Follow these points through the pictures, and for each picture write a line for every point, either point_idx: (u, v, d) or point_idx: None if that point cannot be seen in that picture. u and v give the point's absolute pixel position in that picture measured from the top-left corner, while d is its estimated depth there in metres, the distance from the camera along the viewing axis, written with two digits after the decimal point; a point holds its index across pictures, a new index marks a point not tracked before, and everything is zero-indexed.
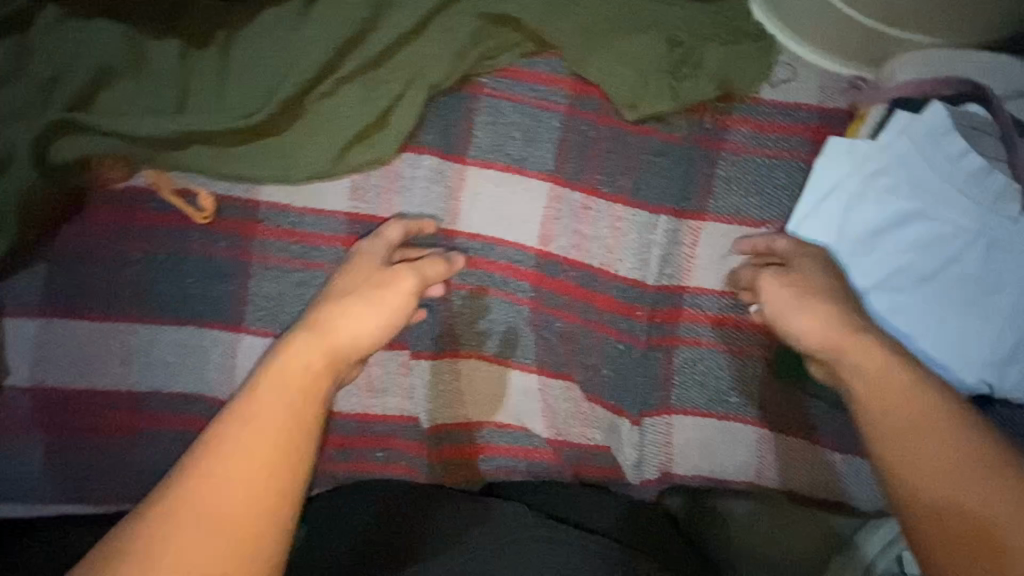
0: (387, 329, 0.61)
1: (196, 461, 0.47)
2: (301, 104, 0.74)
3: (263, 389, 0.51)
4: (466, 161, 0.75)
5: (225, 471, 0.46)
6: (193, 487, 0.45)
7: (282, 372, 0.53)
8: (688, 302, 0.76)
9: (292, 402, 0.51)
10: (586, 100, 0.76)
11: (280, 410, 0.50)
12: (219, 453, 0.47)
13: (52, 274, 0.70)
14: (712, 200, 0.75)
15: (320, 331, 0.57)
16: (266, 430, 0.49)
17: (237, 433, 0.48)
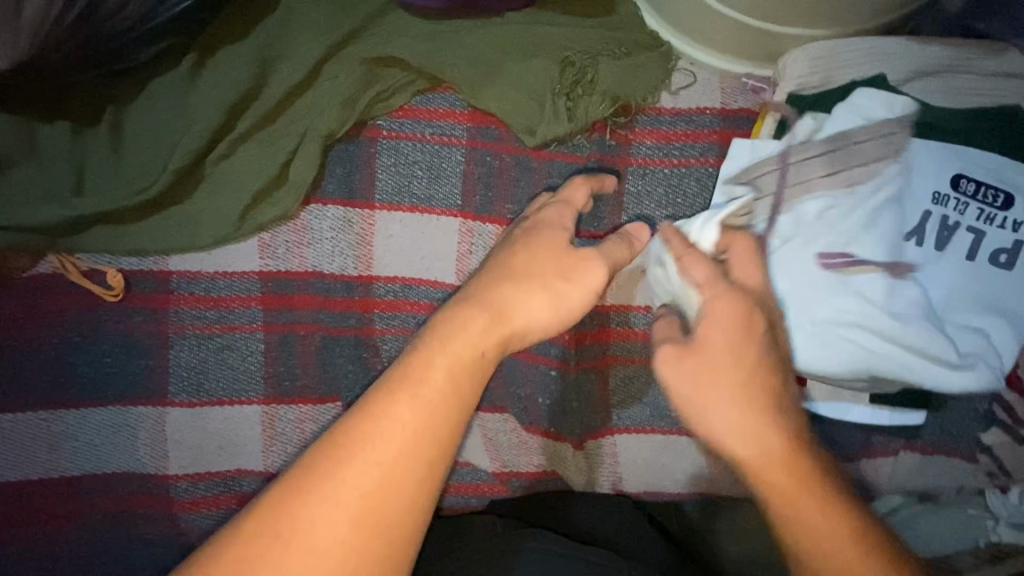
0: (558, 320, 0.56)
1: (371, 445, 0.44)
2: (200, 169, 0.74)
3: (427, 368, 0.48)
4: (372, 206, 0.75)
5: (415, 458, 0.44)
6: (375, 472, 0.43)
7: (458, 351, 0.49)
8: (614, 322, 0.75)
9: (442, 385, 0.47)
10: (485, 130, 0.75)
11: (440, 399, 0.46)
12: (396, 435, 0.44)
13: None
14: (625, 215, 0.74)
15: (501, 313, 0.53)
16: (433, 404, 0.46)
17: (427, 423, 0.45)
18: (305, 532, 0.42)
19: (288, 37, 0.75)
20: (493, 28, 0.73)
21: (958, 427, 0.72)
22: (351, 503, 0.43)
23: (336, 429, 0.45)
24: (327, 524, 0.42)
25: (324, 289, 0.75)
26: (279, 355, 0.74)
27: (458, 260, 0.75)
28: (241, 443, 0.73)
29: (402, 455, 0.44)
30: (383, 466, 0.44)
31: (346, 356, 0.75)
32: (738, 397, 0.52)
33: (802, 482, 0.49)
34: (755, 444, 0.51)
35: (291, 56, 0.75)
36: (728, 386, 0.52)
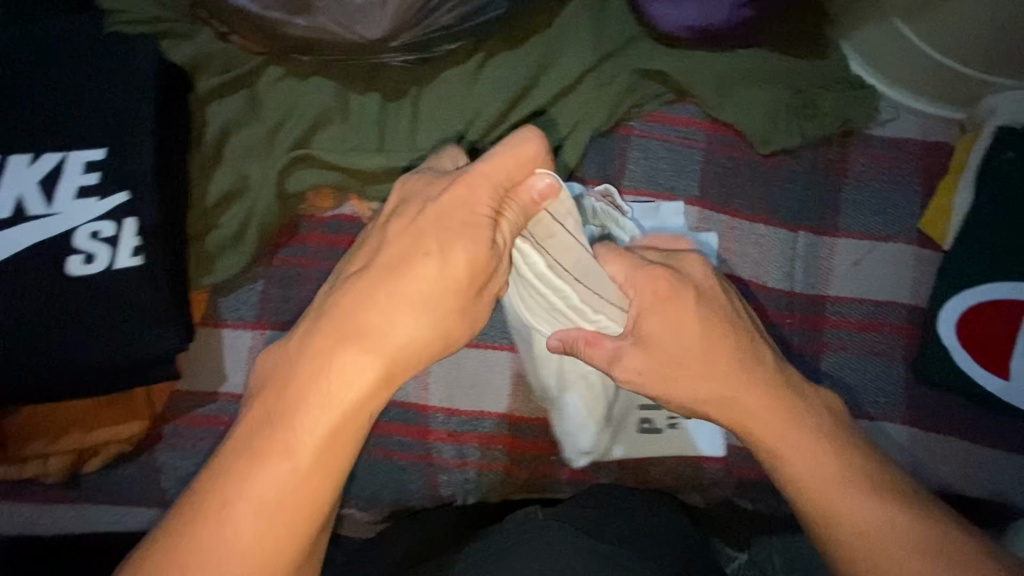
0: (453, 295, 0.54)
1: (241, 480, 0.46)
2: (481, 145, 0.86)
3: (297, 415, 0.48)
4: (621, 190, 0.86)
5: (310, 478, 0.47)
6: (271, 501, 0.46)
7: (336, 373, 0.49)
8: (830, 310, 0.83)
9: (360, 385, 0.50)
10: (721, 137, 0.88)
11: (365, 402, 0.50)
12: (296, 462, 0.47)
13: (269, 290, 0.79)
14: (840, 219, 0.85)
15: (375, 342, 0.51)
16: (334, 426, 0.48)
17: (325, 438, 0.48)
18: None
19: (560, 45, 0.89)
20: (735, 56, 0.87)
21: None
22: (261, 527, 0.45)
23: (210, 473, 0.47)
24: (243, 549, 0.44)
25: None
26: None
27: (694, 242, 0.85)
28: (492, 384, 0.80)
29: (274, 484, 0.46)
30: (310, 476, 0.47)
31: None
32: (717, 383, 0.61)
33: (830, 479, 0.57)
34: (778, 439, 0.60)
35: (563, 59, 0.88)
36: (737, 385, 0.61)
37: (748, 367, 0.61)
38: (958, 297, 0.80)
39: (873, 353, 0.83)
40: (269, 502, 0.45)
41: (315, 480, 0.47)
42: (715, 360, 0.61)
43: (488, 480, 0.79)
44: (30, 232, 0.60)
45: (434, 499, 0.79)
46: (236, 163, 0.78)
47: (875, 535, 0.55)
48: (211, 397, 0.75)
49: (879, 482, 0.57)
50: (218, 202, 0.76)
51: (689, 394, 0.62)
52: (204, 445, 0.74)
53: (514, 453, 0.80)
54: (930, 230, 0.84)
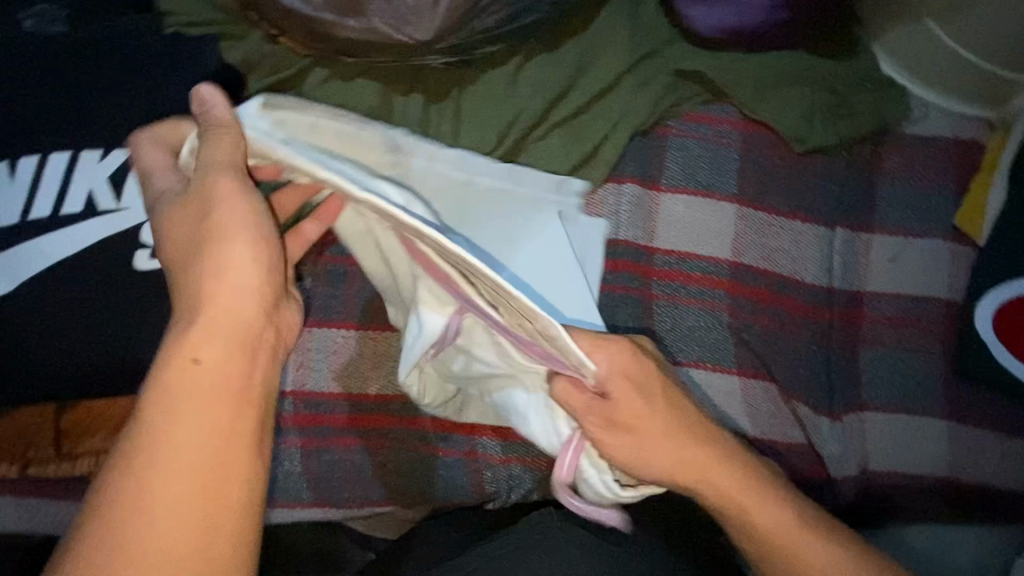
0: (271, 275, 0.57)
1: (167, 412, 0.50)
2: (522, 144, 0.87)
3: (196, 344, 0.53)
4: (659, 188, 0.88)
5: (230, 379, 0.53)
6: (168, 434, 0.50)
7: (195, 347, 0.52)
8: (867, 306, 0.85)
9: (208, 363, 0.52)
10: (758, 136, 0.89)
11: (214, 380, 0.52)
12: (190, 377, 0.52)
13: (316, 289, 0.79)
14: (875, 216, 0.87)
15: (193, 308, 0.54)
16: (205, 393, 0.52)
17: (232, 350, 0.54)
18: (156, 514, 0.48)
19: (597, 47, 0.91)
20: (769, 57, 0.89)
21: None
22: (173, 457, 0.49)
23: (111, 478, 0.49)
24: (175, 463, 0.49)
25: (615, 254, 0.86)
26: None
27: (733, 239, 0.86)
28: None
29: (201, 402, 0.51)
30: (190, 457, 0.50)
31: (630, 314, 0.84)
32: (681, 435, 0.64)
33: (757, 501, 0.64)
34: (726, 482, 0.64)
35: (601, 61, 0.90)
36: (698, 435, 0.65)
37: (694, 422, 0.65)
38: (996, 291, 0.81)
39: (911, 348, 0.84)
40: (191, 479, 0.49)
41: (194, 460, 0.50)
42: (665, 425, 0.64)
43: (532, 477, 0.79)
44: (101, 227, 0.61)
45: (479, 496, 0.79)
46: None
47: (780, 530, 0.64)
48: None
49: (782, 485, 0.67)
50: None
51: (656, 460, 0.63)
52: None
53: None
54: (964, 226, 0.85)
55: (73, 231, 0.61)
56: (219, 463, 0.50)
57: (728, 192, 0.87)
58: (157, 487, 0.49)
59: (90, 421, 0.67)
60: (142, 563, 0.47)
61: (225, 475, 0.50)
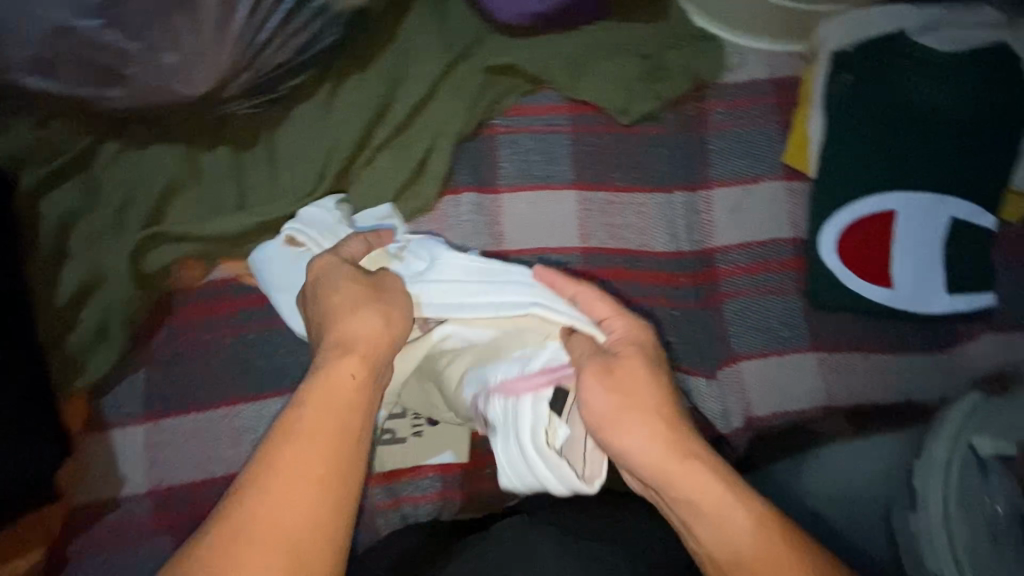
0: (378, 327, 0.64)
1: (289, 432, 0.56)
2: (346, 176, 0.83)
3: (351, 363, 0.61)
4: (498, 190, 0.86)
5: (352, 407, 0.59)
6: (314, 442, 0.55)
7: (328, 385, 0.59)
8: (720, 261, 0.86)
9: (352, 378, 0.60)
10: (584, 116, 0.88)
11: (344, 388, 0.59)
12: (343, 392, 0.59)
13: (151, 379, 0.74)
14: (712, 171, 0.87)
15: (342, 346, 0.62)
16: (324, 423, 0.57)
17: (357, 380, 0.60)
18: (266, 523, 0.51)
19: (408, 58, 0.87)
20: (580, 35, 0.88)
21: (1014, 309, 0.87)
22: (290, 481, 0.53)
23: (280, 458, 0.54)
24: (295, 501, 0.52)
25: None
26: None
27: (579, 225, 0.85)
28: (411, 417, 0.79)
29: (318, 431, 0.56)
30: (323, 461, 0.54)
31: None
32: (667, 438, 0.61)
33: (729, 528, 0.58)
34: (692, 490, 0.59)
35: (414, 72, 0.86)
36: (731, 506, 0.58)
37: (681, 418, 0.63)
38: (829, 222, 0.84)
39: (769, 292, 0.85)
40: (314, 486, 0.53)
41: (322, 469, 0.54)
42: (655, 403, 0.63)
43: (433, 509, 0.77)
44: None
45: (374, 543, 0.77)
46: (84, 255, 0.73)
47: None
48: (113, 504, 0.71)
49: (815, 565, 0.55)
50: (73, 299, 0.72)
51: (637, 452, 0.61)
52: (115, 556, 0.69)
53: (456, 477, 0.78)
54: (795, 163, 0.87)
55: None
56: (326, 489, 0.54)
57: (566, 179, 0.86)
58: (286, 504, 0.52)
59: None
60: (272, 537, 0.51)
61: (314, 493, 0.53)
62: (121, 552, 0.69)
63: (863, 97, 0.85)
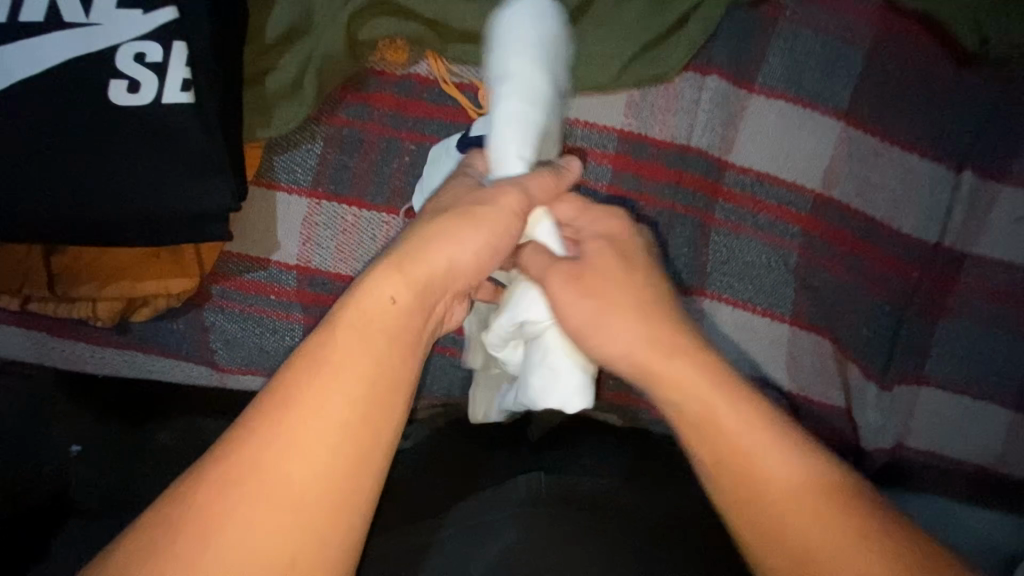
0: (487, 260, 0.49)
1: (315, 367, 0.42)
2: (586, 8, 0.69)
3: (389, 284, 0.46)
4: (752, 88, 0.71)
5: (394, 337, 0.45)
6: (286, 437, 0.40)
7: (363, 316, 0.44)
8: (965, 271, 0.71)
9: (396, 306, 0.45)
10: (895, 37, 0.69)
11: (387, 319, 0.45)
12: (383, 320, 0.45)
13: (328, 153, 0.69)
14: (1014, 163, 0.69)
15: (404, 259, 0.46)
16: (395, 309, 0.45)
17: (407, 311, 0.46)
18: (252, 517, 0.38)
19: None
20: None
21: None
22: (326, 435, 0.41)
23: (283, 415, 0.41)
24: (325, 414, 0.41)
25: (681, 162, 0.71)
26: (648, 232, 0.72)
27: (827, 166, 0.71)
28: None
29: (346, 374, 0.42)
30: (353, 389, 0.42)
31: (681, 235, 0.72)
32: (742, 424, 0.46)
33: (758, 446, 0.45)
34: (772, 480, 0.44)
35: None
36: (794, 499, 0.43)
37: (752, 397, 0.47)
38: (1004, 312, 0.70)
39: (1002, 329, 0.71)
40: (304, 459, 0.40)
41: (363, 383, 0.43)
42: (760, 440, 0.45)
43: None
44: (64, 44, 0.53)
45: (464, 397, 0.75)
46: None
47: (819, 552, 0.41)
48: (262, 263, 0.70)
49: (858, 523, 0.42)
50: (280, 40, 0.64)
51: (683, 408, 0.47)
52: (252, 308, 0.70)
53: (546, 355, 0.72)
54: None
55: (32, 44, 0.52)
56: (342, 476, 0.41)
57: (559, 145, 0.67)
58: (252, 506, 0.39)
59: (87, 262, 0.63)
60: (235, 541, 0.38)
61: (303, 444, 0.40)
62: (264, 314, 0.70)
63: None
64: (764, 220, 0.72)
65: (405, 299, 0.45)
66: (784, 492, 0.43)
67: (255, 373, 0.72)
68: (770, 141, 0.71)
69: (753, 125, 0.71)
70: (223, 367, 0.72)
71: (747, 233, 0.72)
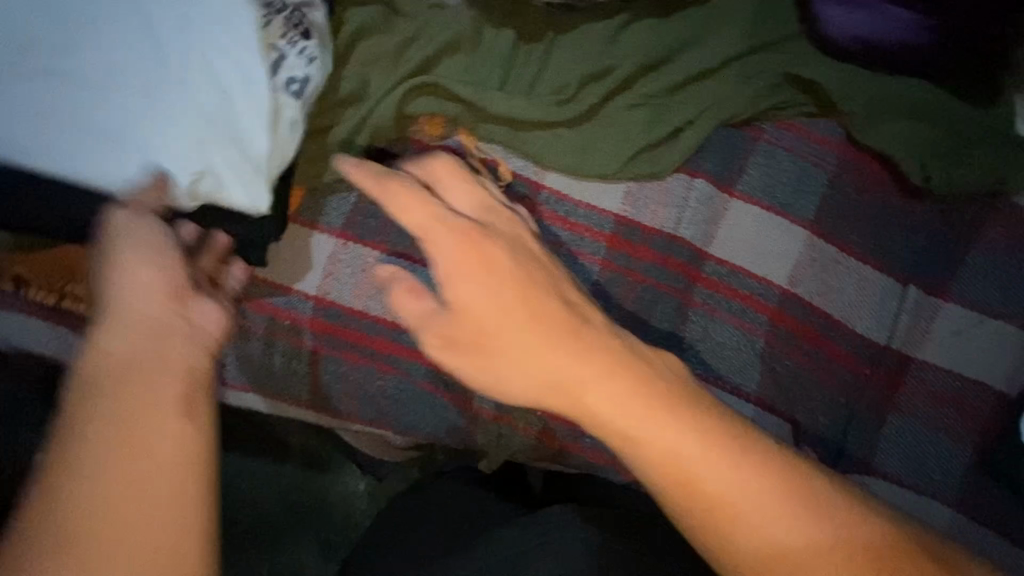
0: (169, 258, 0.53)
1: (93, 380, 0.45)
2: (598, 110, 0.82)
3: (101, 276, 0.50)
4: (733, 193, 0.82)
5: (157, 332, 0.49)
6: (117, 454, 0.42)
7: (124, 318, 0.49)
8: (912, 373, 0.79)
9: (147, 312, 0.49)
10: (856, 166, 0.82)
11: (143, 324, 0.49)
12: (132, 343, 0.47)
13: (361, 202, 0.78)
14: (953, 284, 0.80)
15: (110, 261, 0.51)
16: (142, 319, 0.49)
17: (161, 315, 0.50)
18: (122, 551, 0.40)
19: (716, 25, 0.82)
20: (894, 85, 0.80)
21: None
22: (155, 452, 0.43)
23: (111, 439, 0.43)
24: (152, 431, 0.44)
25: (666, 249, 0.82)
26: (635, 309, 0.81)
27: (793, 267, 0.81)
28: None
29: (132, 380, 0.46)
30: (131, 396, 0.45)
31: (662, 313, 0.81)
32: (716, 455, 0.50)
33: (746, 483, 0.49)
34: (753, 492, 0.49)
35: (716, 40, 0.82)
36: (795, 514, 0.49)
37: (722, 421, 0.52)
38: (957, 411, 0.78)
39: (945, 430, 0.78)
40: (145, 468, 0.42)
41: (146, 394, 0.45)
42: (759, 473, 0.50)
43: (472, 423, 0.79)
44: None
45: (451, 437, 0.80)
46: (355, 65, 0.76)
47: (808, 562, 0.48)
48: (284, 291, 0.77)
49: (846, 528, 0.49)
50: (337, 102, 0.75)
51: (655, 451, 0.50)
52: (266, 333, 0.76)
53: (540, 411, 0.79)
54: None
55: None
56: (173, 487, 0.43)
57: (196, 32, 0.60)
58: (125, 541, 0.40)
59: None
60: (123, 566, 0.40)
61: (136, 475, 0.42)
62: (277, 338, 0.77)
63: None
64: (737, 308, 0.81)
65: (148, 306, 0.50)
66: (776, 550, 0.48)
67: (260, 391, 0.78)
68: (746, 241, 0.81)
69: (732, 224, 0.82)
70: (230, 383, 0.77)
71: (721, 318, 0.81)
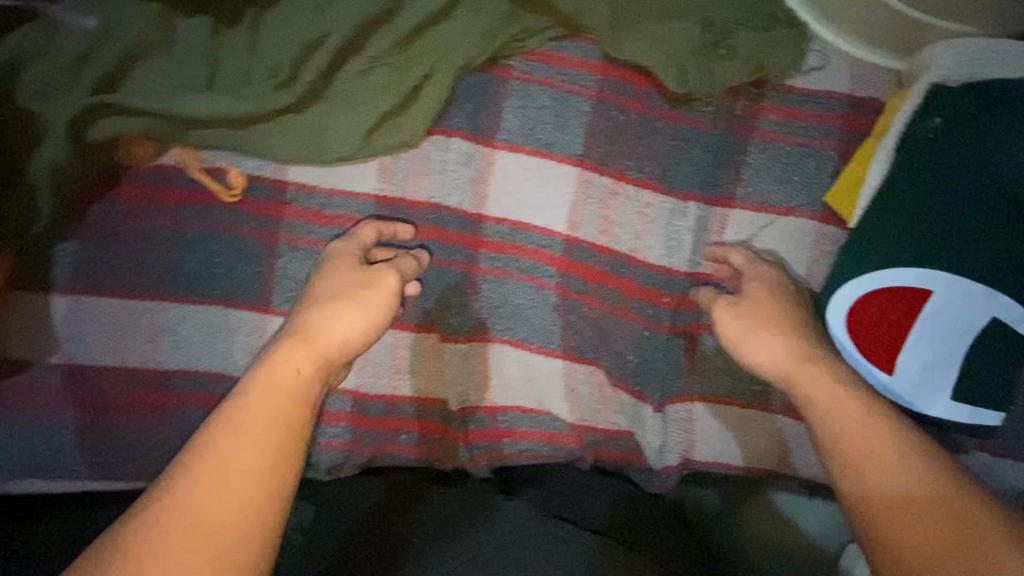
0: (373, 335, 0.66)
1: (231, 424, 0.54)
2: (324, 87, 0.73)
3: (303, 359, 0.60)
4: (494, 145, 0.75)
5: (282, 399, 0.57)
6: (223, 472, 0.51)
7: (276, 379, 0.58)
8: (714, 291, 0.76)
9: (301, 372, 0.59)
10: (616, 85, 0.75)
11: (297, 382, 0.58)
12: (289, 384, 0.58)
13: (84, 251, 0.70)
14: (738, 189, 0.75)
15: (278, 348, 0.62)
16: (309, 362, 0.60)
17: (308, 368, 0.60)
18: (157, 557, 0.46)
19: None
20: None
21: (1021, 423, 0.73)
22: (252, 452, 0.52)
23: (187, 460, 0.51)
24: (245, 452, 0.52)
25: (437, 221, 0.76)
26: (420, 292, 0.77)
27: (571, 210, 0.76)
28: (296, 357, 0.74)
29: (266, 417, 0.55)
30: (236, 441, 0.52)
31: (448, 289, 0.77)
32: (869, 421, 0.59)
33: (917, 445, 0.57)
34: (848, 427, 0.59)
35: None
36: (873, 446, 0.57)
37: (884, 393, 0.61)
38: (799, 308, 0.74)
39: None
40: (211, 481, 0.50)
41: (250, 442, 0.53)
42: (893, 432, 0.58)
43: None
44: None
45: None
46: (21, 100, 0.66)
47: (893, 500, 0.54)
48: (26, 365, 0.70)
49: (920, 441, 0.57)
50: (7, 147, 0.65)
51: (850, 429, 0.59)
52: (20, 414, 0.70)
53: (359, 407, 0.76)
54: (836, 205, 0.74)
55: None
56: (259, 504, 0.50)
57: None
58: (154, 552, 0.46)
59: None
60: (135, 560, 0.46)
61: (234, 479, 0.50)
62: (30, 417, 0.70)
63: (947, 149, 0.68)
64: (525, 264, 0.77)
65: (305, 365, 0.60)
66: (890, 496, 0.54)
67: (30, 476, 0.71)
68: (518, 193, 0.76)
69: (500, 178, 0.76)
70: None
71: (511, 278, 0.77)
